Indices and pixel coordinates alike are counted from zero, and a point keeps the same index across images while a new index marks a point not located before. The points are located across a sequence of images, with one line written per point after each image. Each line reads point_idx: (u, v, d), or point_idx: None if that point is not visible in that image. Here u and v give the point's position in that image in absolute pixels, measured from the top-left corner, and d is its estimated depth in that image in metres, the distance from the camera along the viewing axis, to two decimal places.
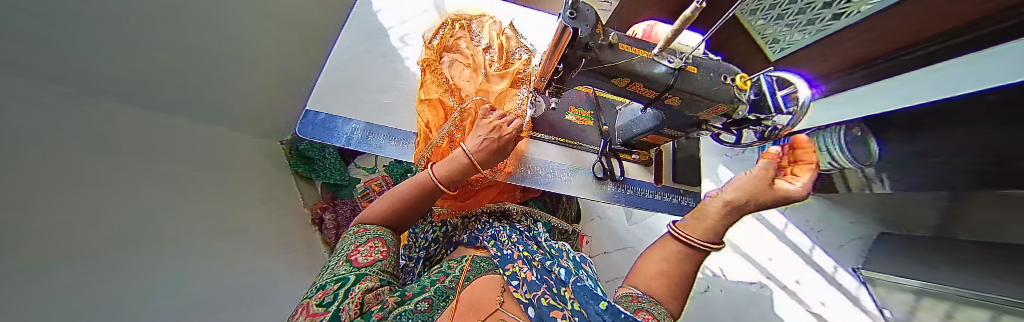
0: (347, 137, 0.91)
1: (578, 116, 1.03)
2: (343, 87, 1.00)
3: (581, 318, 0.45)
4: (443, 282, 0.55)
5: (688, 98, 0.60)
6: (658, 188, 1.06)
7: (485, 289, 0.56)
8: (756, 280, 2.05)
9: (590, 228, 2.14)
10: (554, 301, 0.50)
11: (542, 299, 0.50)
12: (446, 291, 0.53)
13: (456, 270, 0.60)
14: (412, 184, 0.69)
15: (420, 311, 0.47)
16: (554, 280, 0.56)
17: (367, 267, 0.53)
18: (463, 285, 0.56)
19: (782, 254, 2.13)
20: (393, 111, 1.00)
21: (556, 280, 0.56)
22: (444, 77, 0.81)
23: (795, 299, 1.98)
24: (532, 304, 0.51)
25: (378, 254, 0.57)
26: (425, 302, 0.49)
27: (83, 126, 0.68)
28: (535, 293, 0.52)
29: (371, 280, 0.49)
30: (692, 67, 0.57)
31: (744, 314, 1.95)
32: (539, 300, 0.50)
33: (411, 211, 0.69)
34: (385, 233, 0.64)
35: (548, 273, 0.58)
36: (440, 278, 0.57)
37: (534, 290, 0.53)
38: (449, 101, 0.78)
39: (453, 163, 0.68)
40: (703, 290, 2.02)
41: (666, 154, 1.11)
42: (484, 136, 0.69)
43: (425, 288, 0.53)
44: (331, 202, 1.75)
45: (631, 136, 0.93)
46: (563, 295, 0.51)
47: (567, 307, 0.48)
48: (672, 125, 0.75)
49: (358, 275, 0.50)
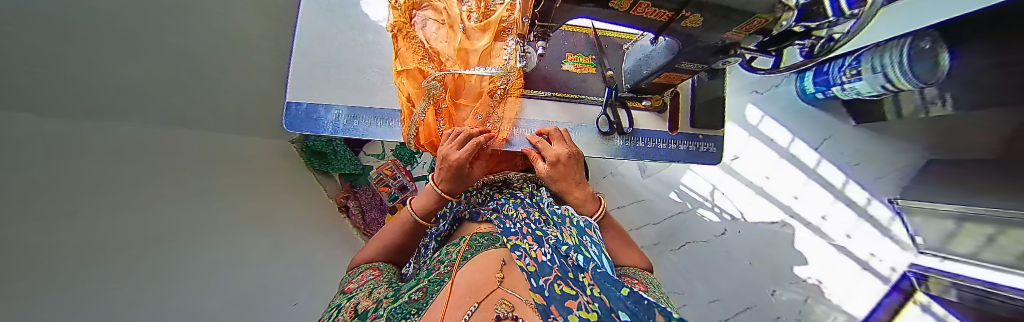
0: (333, 124, 0.87)
1: (576, 64, 0.93)
2: (317, 67, 0.90)
3: (599, 304, 0.26)
4: (438, 270, 0.55)
5: (711, 17, 0.47)
6: (673, 136, 0.94)
7: (489, 266, 0.50)
8: (778, 220, 2.00)
9: (603, 185, 2.11)
10: (568, 287, 0.33)
11: (555, 284, 0.34)
12: (440, 278, 0.51)
13: (453, 255, 0.59)
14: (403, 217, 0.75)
15: (413, 301, 0.46)
16: (570, 266, 0.40)
17: (355, 291, 0.56)
18: (461, 265, 0.53)
19: (810, 191, 2.00)
20: (372, 88, 0.90)
21: (572, 266, 0.40)
22: (419, 41, 0.68)
23: (821, 234, 1.93)
24: (537, 278, 0.37)
25: (369, 277, 0.62)
26: (419, 291, 0.49)
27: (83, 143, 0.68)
28: (545, 276, 0.37)
29: (358, 297, 0.52)
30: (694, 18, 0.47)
31: (764, 251, 1.95)
32: (548, 282, 0.35)
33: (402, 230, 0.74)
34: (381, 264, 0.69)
35: (563, 257, 0.43)
36: (437, 266, 0.58)
37: (545, 273, 0.38)
38: (428, 70, 0.67)
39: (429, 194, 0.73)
40: (719, 234, 2.02)
41: (683, 96, 0.96)
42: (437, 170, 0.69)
43: (421, 279, 0.53)
44: (351, 190, 1.71)
45: (639, 80, 0.81)
46: (581, 281, 0.34)
47: (582, 294, 0.30)
48: (690, 55, 0.61)
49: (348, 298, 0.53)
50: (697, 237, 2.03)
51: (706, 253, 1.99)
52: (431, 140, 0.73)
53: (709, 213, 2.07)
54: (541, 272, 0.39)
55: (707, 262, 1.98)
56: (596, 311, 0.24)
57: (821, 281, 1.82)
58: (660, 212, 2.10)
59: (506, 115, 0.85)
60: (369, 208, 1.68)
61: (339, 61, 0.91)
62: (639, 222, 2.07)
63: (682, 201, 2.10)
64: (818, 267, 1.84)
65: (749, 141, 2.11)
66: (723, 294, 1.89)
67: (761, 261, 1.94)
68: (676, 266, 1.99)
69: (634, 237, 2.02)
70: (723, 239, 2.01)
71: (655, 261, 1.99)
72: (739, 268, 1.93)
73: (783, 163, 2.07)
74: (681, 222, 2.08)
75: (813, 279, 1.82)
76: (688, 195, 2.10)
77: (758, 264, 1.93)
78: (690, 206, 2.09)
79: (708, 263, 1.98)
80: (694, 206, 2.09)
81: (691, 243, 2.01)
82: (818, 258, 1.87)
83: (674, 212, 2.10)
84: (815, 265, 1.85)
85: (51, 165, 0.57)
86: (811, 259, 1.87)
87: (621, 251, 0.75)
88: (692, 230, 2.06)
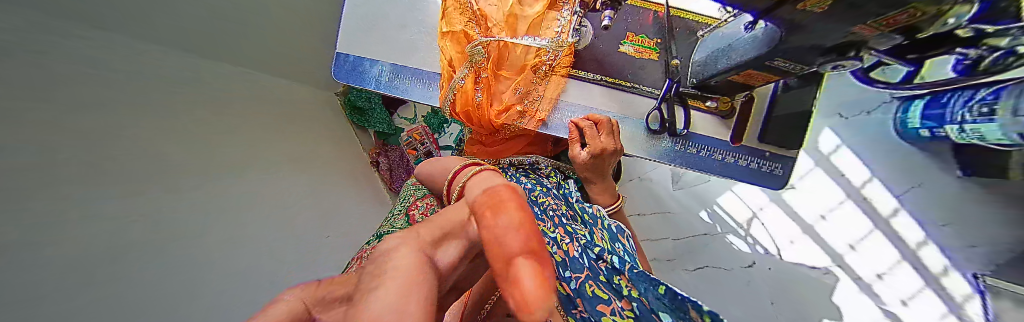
0: (377, 79, 0.89)
1: (636, 46, 0.83)
2: (368, 20, 0.91)
3: (641, 305, 0.42)
4: None
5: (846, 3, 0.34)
6: (735, 148, 0.84)
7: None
8: (821, 265, 1.73)
9: (628, 188, 2.03)
10: (599, 289, 0.46)
11: (587, 284, 0.47)
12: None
13: None
14: None
15: None
16: (604, 268, 0.50)
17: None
18: None
19: (869, 243, 1.63)
20: (416, 47, 0.89)
21: (606, 268, 0.50)
22: (468, 1, 0.65)
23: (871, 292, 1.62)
24: (570, 278, 0.48)
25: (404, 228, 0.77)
26: None
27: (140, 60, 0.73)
28: (577, 273, 0.49)
29: None
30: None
31: (793, 294, 1.74)
32: (579, 281, 0.47)
33: None
34: None
35: (596, 258, 0.51)
36: None
37: (576, 269, 0.49)
38: (473, 34, 0.64)
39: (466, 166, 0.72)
40: (748, 265, 1.84)
41: (758, 101, 0.84)
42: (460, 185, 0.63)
43: None
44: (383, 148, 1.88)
45: (709, 77, 0.71)
46: (617, 282, 0.47)
47: (613, 299, 0.45)
48: (787, 50, 0.48)
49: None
50: (719, 262, 1.88)
51: (727, 281, 1.84)
52: (467, 108, 0.69)
53: (739, 242, 1.89)
54: (572, 267, 0.50)
55: (724, 291, 1.82)
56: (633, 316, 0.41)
57: None
58: (683, 229, 1.99)
59: (546, 90, 0.77)
60: (395, 166, 1.82)
61: (388, 17, 0.91)
62: (657, 234, 2.00)
63: (711, 222, 1.95)
64: None
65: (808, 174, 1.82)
66: None
67: (787, 303, 1.72)
68: (686, 285, 1.88)
69: (648, 247, 1.99)
70: (750, 271, 1.83)
71: (664, 276, 1.92)
72: (760, 305, 1.74)
73: (846, 204, 1.74)
74: (704, 244, 1.94)
75: None
76: (719, 218, 1.95)
77: (781, 305, 1.72)
78: (719, 229, 1.94)
79: (727, 293, 1.81)
80: (723, 231, 1.93)
81: (710, 268, 1.87)
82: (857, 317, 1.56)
83: (700, 232, 1.96)
84: None
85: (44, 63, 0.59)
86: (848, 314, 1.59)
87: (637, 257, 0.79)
88: (715, 255, 1.90)
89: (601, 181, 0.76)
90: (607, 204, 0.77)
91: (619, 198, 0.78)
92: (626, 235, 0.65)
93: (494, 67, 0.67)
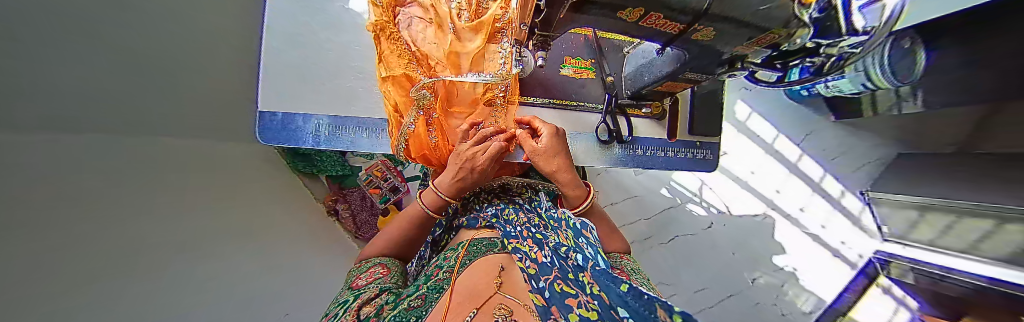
0: (314, 135, 0.81)
1: (574, 69, 0.81)
2: (294, 72, 0.82)
3: (599, 303, 0.32)
4: (436, 276, 0.51)
5: (726, 29, 0.36)
6: (672, 144, 0.87)
7: (486, 271, 0.50)
8: (761, 212, 2.09)
9: (597, 182, 2.08)
10: (568, 287, 0.37)
11: (555, 284, 0.39)
12: (440, 284, 0.48)
13: (451, 260, 0.55)
14: (405, 220, 0.63)
15: (412, 309, 0.42)
16: (571, 266, 0.43)
17: (365, 286, 0.48)
18: (461, 269, 0.51)
19: (789, 185, 2.12)
20: (357, 95, 0.84)
21: (572, 267, 0.42)
22: (404, 43, 0.63)
23: (799, 226, 2.07)
24: (538, 280, 0.41)
25: (378, 274, 0.52)
26: (418, 298, 0.44)
27: (130, 161, 0.66)
28: (546, 276, 0.41)
29: (369, 292, 0.46)
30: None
31: (750, 241, 2.06)
32: (549, 282, 0.39)
33: (415, 238, 0.64)
34: (387, 260, 0.58)
35: (563, 258, 0.45)
36: (434, 272, 0.54)
37: (544, 273, 0.42)
38: (416, 76, 0.61)
39: (433, 193, 0.61)
40: (705, 227, 2.09)
41: (682, 103, 0.88)
42: (459, 168, 0.58)
43: (419, 285, 0.49)
44: (340, 193, 1.56)
45: (640, 87, 0.70)
46: (580, 280, 0.38)
47: (581, 293, 0.35)
48: (694, 69, 0.50)
49: (356, 295, 0.45)
50: (684, 230, 2.09)
51: (694, 245, 2.07)
52: (422, 151, 0.68)
53: (697, 208, 2.13)
54: (541, 273, 0.42)
55: (694, 254, 2.05)
56: (596, 309, 0.31)
57: (798, 269, 2.00)
58: (650, 207, 2.12)
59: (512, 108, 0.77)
60: (359, 211, 1.55)
61: (316, 65, 0.83)
62: (630, 218, 2.08)
63: (672, 197, 2.12)
64: (796, 258, 2.01)
65: (736, 138, 2.16)
66: (707, 283, 2.00)
67: (743, 252, 2.05)
68: (662, 257, 2.05)
69: (625, 232, 2.05)
70: (709, 232, 2.08)
71: (642, 255, 2.03)
72: (723, 258, 2.04)
73: (768, 158, 2.15)
74: (670, 217, 2.12)
75: (790, 267, 1.99)
76: (677, 191, 2.14)
77: (740, 254, 2.04)
78: (679, 201, 2.13)
79: (695, 255, 2.05)
80: (683, 201, 2.13)
81: (679, 237, 2.06)
82: (795, 248, 2.03)
83: (664, 207, 2.12)
84: (791, 255, 2.02)
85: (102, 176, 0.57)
86: (789, 249, 2.03)
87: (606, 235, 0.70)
88: (680, 225, 2.10)
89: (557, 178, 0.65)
90: (576, 207, 0.67)
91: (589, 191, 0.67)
92: (590, 230, 0.60)
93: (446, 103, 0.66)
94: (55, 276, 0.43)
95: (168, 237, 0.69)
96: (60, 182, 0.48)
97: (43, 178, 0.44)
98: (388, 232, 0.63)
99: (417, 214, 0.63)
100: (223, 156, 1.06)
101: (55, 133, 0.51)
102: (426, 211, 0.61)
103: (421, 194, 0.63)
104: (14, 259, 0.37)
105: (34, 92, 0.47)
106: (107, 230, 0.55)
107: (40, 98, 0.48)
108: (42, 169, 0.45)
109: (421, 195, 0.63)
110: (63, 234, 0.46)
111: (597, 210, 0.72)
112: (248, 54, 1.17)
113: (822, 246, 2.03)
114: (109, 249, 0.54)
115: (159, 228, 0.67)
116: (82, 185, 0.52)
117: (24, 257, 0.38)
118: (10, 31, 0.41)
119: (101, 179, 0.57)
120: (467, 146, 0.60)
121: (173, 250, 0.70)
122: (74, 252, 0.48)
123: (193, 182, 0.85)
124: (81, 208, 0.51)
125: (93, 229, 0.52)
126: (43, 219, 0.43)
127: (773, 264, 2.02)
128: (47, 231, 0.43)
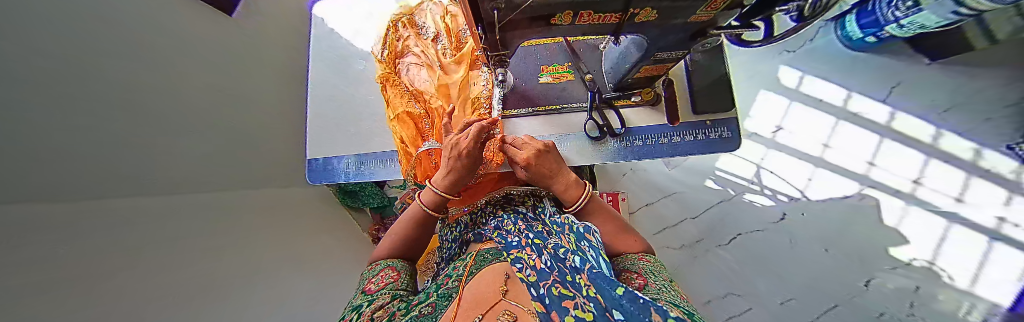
0: (345, 173, 0.95)
1: (553, 75, 0.83)
2: (327, 126, 1.00)
3: (596, 304, 0.31)
4: (446, 284, 0.53)
5: (669, 5, 0.35)
6: (675, 128, 0.80)
7: (492, 280, 0.50)
8: (853, 191, 1.67)
9: (624, 184, 1.94)
10: (565, 289, 0.37)
11: (555, 288, 0.38)
12: (449, 292, 0.50)
13: (460, 269, 0.58)
14: (408, 220, 0.68)
15: (423, 314, 0.45)
16: (568, 268, 0.43)
17: (377, 291, 0.52)
18: (468, 279, 0.53)
19: (886, 153, 1.68)
20: (375, 136, 0.97)
21: (569, 268, 0.42)
22: (405, 86, 0.75)
23: (918, 204, 1.57)
24: (538, 288, 0.40)
25: (389, 279, 0.57)
26: (428, 305, 0.47)
27: (190, 224, 0.83)
28: (544, 282, 0.40)
29: (382, 299, 0.50)
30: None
31: (845, 234, 1.63)
32: (547, 286, 0.38)
33: (420, 239, 0.69)
34: (396, 263, 0.63)
35: (562, 260, 0.45)
36: (444, 280, 0.56)
37: (544, 279, 0.41)
38: (417, 112, 0.73)
39: (431, 193, 0.65)
40: (777, 220, 1.74)
41: (678, 83, 0.83)
42: (452, 161, 0.62)
43: (430, 293, 0.52)
44: (381, 222, 1.75)
45: (621, 77, 0.68)
46: (577, 282, 0.38)
47: (578, 295, 0.34)
48: (665, 46, 0.48)
49: (369, 300, 0.50)
50: (748, 227, 1.77)
51: (765, 245, 1.72)
52: (427, 174, 0.72)
53: (760, 198, 1.80)
54: (541, 279, 0.41)
55: (770, 256, 1.70)
56: (591, 312, 0.29)
57: (934, 263, 1.47)
58: (696, 205, 1.87)
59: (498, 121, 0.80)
60: None
61: (344, 118, 1.00)
62: (674, 219, 1.86)
63: (721, 188, 1.85)
64: (927, 249, 1.49)
65: (789, 109, 1.85)
66: (797, 291, 1.61)
67: (841, 247, 1.61)
68: (727, 263, 1.74)
69: (671, 235, 1.82)
70: (783, 226, 1.73)
71: (700, 261, 1.76)
72: (812, 256, 1.64)
73: (842, 125, 1.77)
74: (724, 213, 1.83)
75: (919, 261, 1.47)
76: (727, 181, 1.86)
77: (837, 251, 1.61)
78: (732, 192, 1.84)
79: (772, 256, 1.69)
80: (738, 192, 1.83)
81: (742, 235, 1.75)
82: (916, 233, 1.53)
83: (714, 202, 1.85)
84: (918, 244, 1.51)
85: (166, 236, 0.73)
86: (911, 237, 1.52)
87: (612, 237, 0.64)
88: (738, 220, 1.80)
89: (555, 184, 0.64)
90: (576, 201, 0.63)
91: (586, 187, 0.65)
92: (596, 232, 0.57)
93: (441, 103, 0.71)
94: (138, 313, 0.56)
95: (227, 280, 0.84)
96: (124, 245, 0.62)
97: (97, 246, 0.56)
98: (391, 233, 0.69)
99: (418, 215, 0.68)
100: (279, 206, 1.28)
101: (120, 212, 0.66)
102: (425, 209, 0.66)
103: (420, 195, 0.68)
104: (86, 307, 0.47)
105: (83, 185, 0.60)
106: (174, 276, 0.69)
107: (90, 192, 0.62)
108: (104, 237, 0.58)
109: (421, 196, 0.68)
110: (135, 283, 0.59)
111: (602, 208, 0.66)
112: (284, 121, 1.43)
113: (966, 231, 1.45)
114: (176, 291, 0.67)
115: (216, 272, 0.82)
116: (147, 245, 0.66)
117: (95, 301, 0.50)
118: (51, 141, 0.54)
119: (164, 238, 0.72)
120: (455, 136, 0.65)
121: (233, 291, 0.85)
122: (153, 294, 0.62)
123: (250, 231, 1.03)
124: (149, 265, 0.64)
125: (163, 281, 0.66)
126: (107, 274, 0.55)
127: (894, 260, 1.52)
128: (114, 282, 0.55)
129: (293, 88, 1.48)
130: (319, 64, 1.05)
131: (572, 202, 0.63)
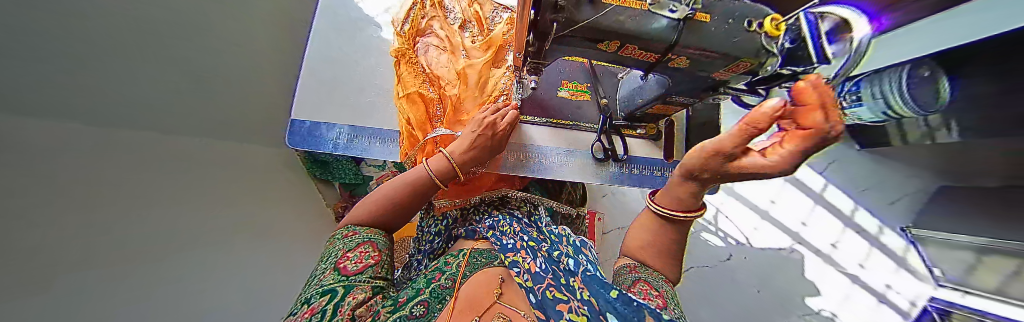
0: (334, 142, 0.88)
1: (571, 91, 0.85)
2: (323, 90, 0.93)
3: (590, 308, 0.34)
4: (438, 281, 0.52)
5: (703, 58, 0.40)
6: (670, 164, 0.88)
7: (486, 281, 0.51)
8: (787, 245, 1.92)
9: (602, 204, 2.05)
10: (559, 293, 0.39)
11: (548, 292, 0.40)
12: (442, 292, 0.50)
13: (453, 267, 0.57)
14: (404, 184, 0.59)
15: (415, 316, 0.44)
16: (562, 270, 0.45)
17: (356, 275, 0.46)
18: (462, 281, 0.52)
19: (816, 216, 1.97)
20: (376, 109, 0.93)
21: (564, 271, 0.45)
22: (420, 66, 0.74)
23: (833, 264, 1.84)
24: (533, 294, 0.41)
25: (370, 260, 0.51)
26: (420, 305, 0.46)
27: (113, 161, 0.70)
28: (539, 285, 0.42)
29: (363, 290, 0.44)
30: (702, 15, 0.34)
31: (774, 278, 1.86)
32: (541, 292, 0.40)
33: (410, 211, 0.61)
34: (377, 237, 0.57)
35: (556, 262, 0.48)
36: (436, 276, 0.54)
37: (539, 282, 0.43)
38: (428, 94, 0.71)
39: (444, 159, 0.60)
40: (724, 259, 1.94)
41: (678, 124, 0.90)
42: (478, 132, 0.62)
43: (419, 289, 0.50)
44: (349, 200, 1.60)
45: (634, 108, 0.73)
46: (572, 285, 0.40)
47: (573, 297, 0.37)
48: (682, 93, 0.53)
49: (347, 286, 0.44)
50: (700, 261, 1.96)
51: (713, 280, 1.90)
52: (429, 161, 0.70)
53: (713, 238, 2.01)
54: (536, 283, 0.43)
55: (715, 291, 1.87)
56: (585, 314, 0.33)
57: (836, 315, 1.70)
58: None
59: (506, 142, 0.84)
60: None
61: (346, 84, 0.95)
62: None
63: None
64: (833, 301, 1.73)
65: None
66: None
67: (772, 292, 1.82)
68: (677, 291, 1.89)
69: None
70: (729, 265, 1.93)
71: None
72: (747, 295, 1.83)
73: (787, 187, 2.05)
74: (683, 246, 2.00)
75: (826, 312, 1.71)
76: None
77: (767, 293, 1.82)
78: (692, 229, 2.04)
79: (717, 293, 1.87)
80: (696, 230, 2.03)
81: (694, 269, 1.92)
82: (827, 288, 1.77)
83: None
84: (827, 297, 1.75)
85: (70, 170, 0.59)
86: (823, 290, 1.77)
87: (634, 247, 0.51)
88: (693, 254, 1.98)
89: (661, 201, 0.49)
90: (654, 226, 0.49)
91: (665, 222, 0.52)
92: (590, 247, 0.60)
93: (465, 82, 0.72)
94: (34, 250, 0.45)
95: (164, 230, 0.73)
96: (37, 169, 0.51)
97: None
98: (370, 202, 0.61)
99: (413, 185, 0.59)
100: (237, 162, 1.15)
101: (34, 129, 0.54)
102: (431, 175, 0.57)
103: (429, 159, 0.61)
104: None
105: None
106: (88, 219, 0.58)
107: None
108: None
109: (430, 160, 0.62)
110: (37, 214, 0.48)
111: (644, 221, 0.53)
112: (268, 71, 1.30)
113: (863, 289, 1.74)
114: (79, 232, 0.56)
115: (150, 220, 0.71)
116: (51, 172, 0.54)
117: None
118: None
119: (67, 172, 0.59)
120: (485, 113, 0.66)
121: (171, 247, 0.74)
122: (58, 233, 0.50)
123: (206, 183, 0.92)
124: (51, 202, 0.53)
125: (48, 232, 0.53)
126: None
127: (806, 306, 1.76)
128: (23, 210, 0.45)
129: (289, 38, 1.36)
130: (327, 20, 0.98)
131: (684, 210, 0.43)
